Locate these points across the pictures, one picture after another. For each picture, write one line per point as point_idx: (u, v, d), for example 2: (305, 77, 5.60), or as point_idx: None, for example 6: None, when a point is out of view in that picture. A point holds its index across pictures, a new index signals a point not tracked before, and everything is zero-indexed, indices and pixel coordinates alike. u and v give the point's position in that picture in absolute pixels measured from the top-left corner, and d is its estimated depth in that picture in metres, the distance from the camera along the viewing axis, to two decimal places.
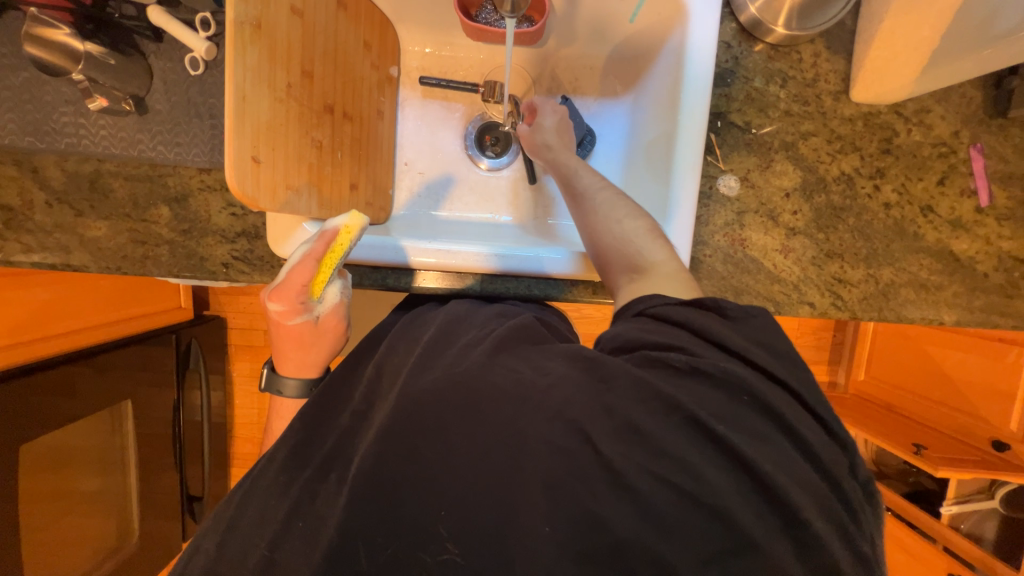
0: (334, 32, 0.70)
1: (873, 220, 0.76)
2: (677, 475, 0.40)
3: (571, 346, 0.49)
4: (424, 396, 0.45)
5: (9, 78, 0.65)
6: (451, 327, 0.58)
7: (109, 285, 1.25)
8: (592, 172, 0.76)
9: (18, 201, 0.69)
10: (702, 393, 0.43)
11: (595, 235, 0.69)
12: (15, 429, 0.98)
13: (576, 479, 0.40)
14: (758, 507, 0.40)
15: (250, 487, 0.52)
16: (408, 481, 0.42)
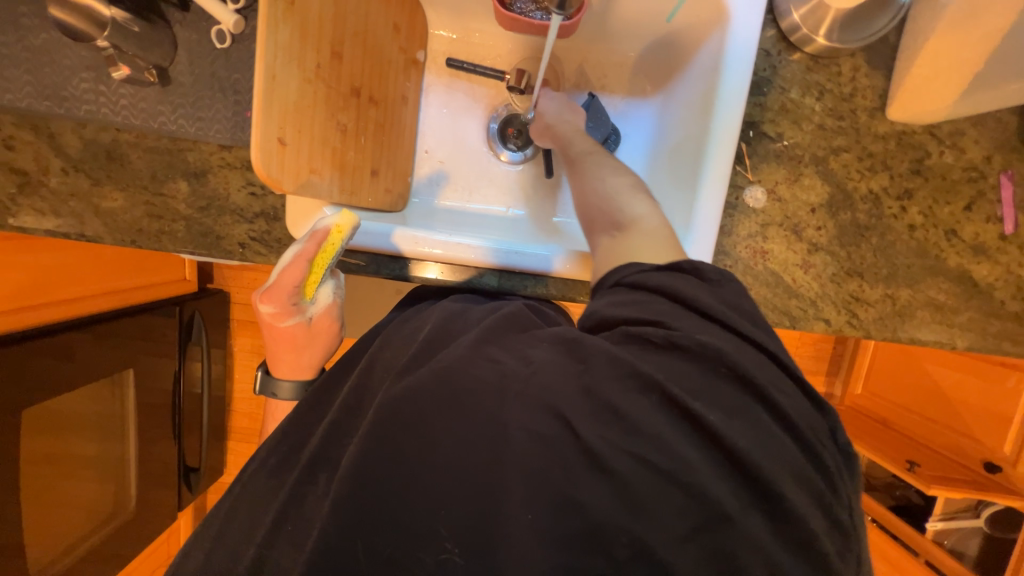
0: (365, 12, 0.68)
1: (896, 241, 0.76)
2: (656, 459, 0.39)
3: (556, 329, 0.50)
4: (407, 390, 0.45)
5: (31, 39, 0.63)
6: (445, 320, 0.57)
7: (114, 254, 1.24)
8: (589, 138, 0.77)
9: (33, 166, 0.67)
10: (674, 368, 0.44)
11: (584, 196, 0.71)
12: (18, 393, 0.98)
13: (555, 464, 0.40)
14: (738, 498, 0.40)
15: (246, 482, 0.54)
16: (395, 477, 0.42)
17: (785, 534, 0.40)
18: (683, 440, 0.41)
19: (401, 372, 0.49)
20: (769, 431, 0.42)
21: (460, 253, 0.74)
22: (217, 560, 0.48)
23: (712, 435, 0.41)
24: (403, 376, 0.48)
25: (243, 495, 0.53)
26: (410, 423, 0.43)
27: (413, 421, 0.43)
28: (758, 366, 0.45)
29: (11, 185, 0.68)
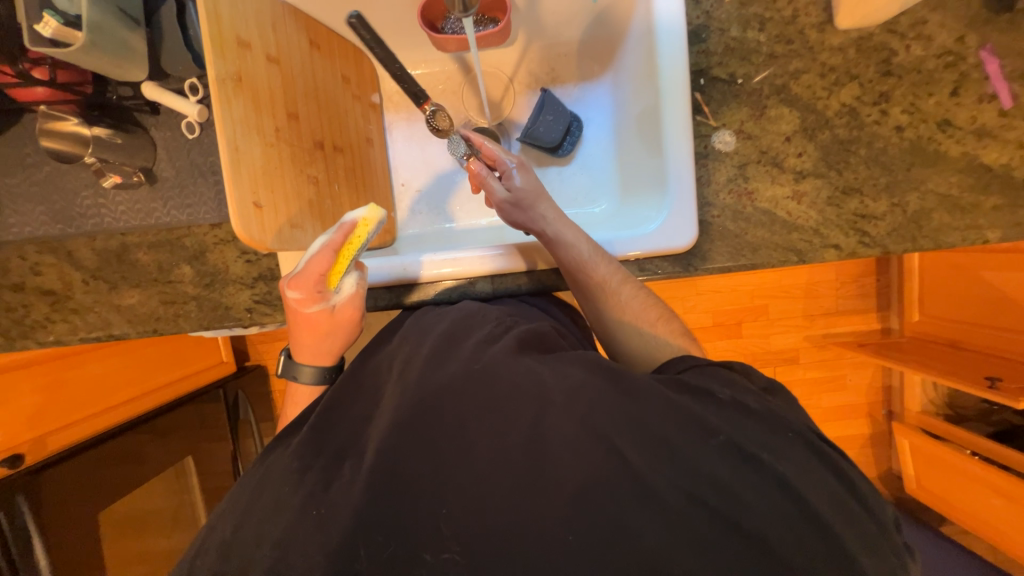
0: (311, 72, 0.74)
1: (887, 146, 0.72)
2: (698, 481, 0.43)
3: (587, 353, 0.51)
4: (443, 388, 0.48)
5: (35, 174, 0.71)
6: (464, 318, 0.61)
7: (153, 352, 1.30)
8: (608, 262, 0.69)
9: (59, 284, 0.75)
10: (743, 424, 0.47)
11: (610, 333, 0.70)
12: (79, 499, 1.04)
13: (601, 485, 0.42)
14: (768, 500, 0.42)
15: (264, 474, 0.51)
16: (420, 477, 0.45)
17: (808, 531, 0.42)
18: (721, 461, 0.43)
19: (424, 371, 0.51)
20: (804, 462, 0.45)
21: (452, 267, 0.77)
22: (244, 546, 0.46)
23: (746, 450, 0.44)
24: (432, 377, 0.50)
25: (264, 483, 0.50)
26: (449, 436, 0.46)
27: (451, 434, 0.46)
28: (786, 414, 0.49)
29: (44, 305, 0.75)
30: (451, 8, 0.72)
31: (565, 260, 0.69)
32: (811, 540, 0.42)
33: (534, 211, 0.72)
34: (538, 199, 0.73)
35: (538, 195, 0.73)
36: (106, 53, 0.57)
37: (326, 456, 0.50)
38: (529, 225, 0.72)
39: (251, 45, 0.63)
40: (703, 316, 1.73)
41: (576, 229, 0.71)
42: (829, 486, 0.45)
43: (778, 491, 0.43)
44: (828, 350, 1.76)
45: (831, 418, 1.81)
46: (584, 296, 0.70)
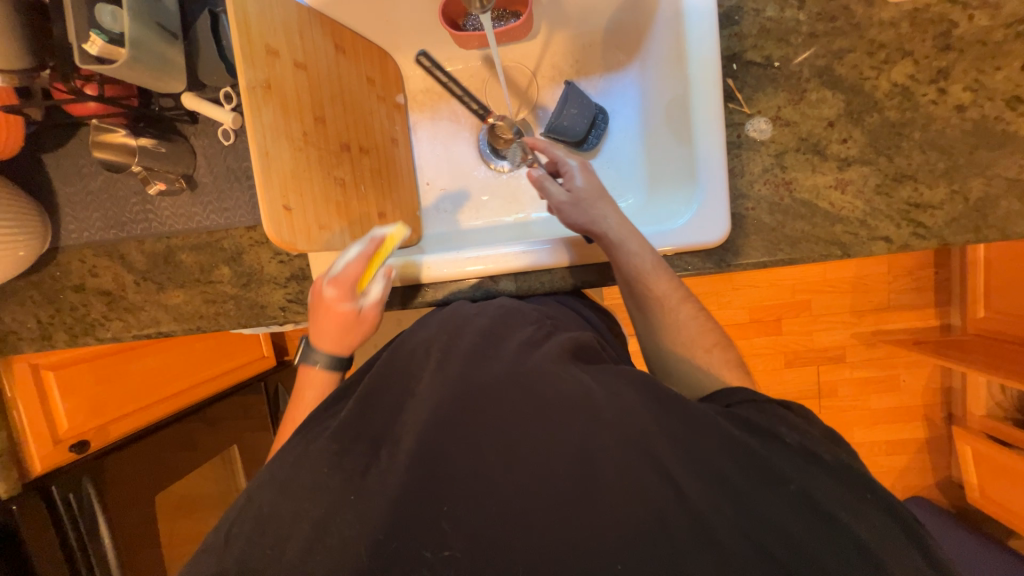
0: (337, 76, 0.75)
1: (946, 128, 0.66)
2: (723, 496, 0.45)
3: (636, 368, 0.53)
4: (487, 391, 0.50)
5: (91, 183, 0.76)
6: (501, 317, 0.62)
7: (202, 347, 1.34)
8: (668, 277, 0.67)
9: (113, 285, 0.81)
10: (786, 455, 0.48)
11: (652, 350, 0.70)
12: (136, 482, 1.13)
13: (632, 496, 0.45)
14: (778, 502, 0.45)
15: (299, 452, 0.53)
16: (457, 474, 0.47)
17: (817, 531, 0.44)
18: (732, 464, 0.46)
19: (464, 368, 0.52)
20: (835, 489, 0.47)
21: (474, 266, 0.76)
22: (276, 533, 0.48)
23: (758, 456, 0.47)
24: (474, 377, 0.51)
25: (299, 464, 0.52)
26: (490, 438, 0.48)
27: (491, 435, 0.48)
28: (812, 438, 0.50)
29: (102, 304, 0.81)
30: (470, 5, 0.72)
31: (629, 271, 0.67)
32: (813, 541, 0.44)
33: (598, 215, 0.69)
34: (606, 206, 0.71)
35: (608, 201, 0.71)
36: (147, 67, 0.60)
37: (362, 444, 0.51)
38: (598, 231, 0.69)
39: (279, 51, 0.64)
40: (740, 312, 1.66)
41: (643, 239, 0.69)
42: (839, 490, 0.47)
43: (783, 491, 0.45)
44: (878, 349, 1.65)
45: (882, 420, 1.69)
46: (639, 306, 0.69)
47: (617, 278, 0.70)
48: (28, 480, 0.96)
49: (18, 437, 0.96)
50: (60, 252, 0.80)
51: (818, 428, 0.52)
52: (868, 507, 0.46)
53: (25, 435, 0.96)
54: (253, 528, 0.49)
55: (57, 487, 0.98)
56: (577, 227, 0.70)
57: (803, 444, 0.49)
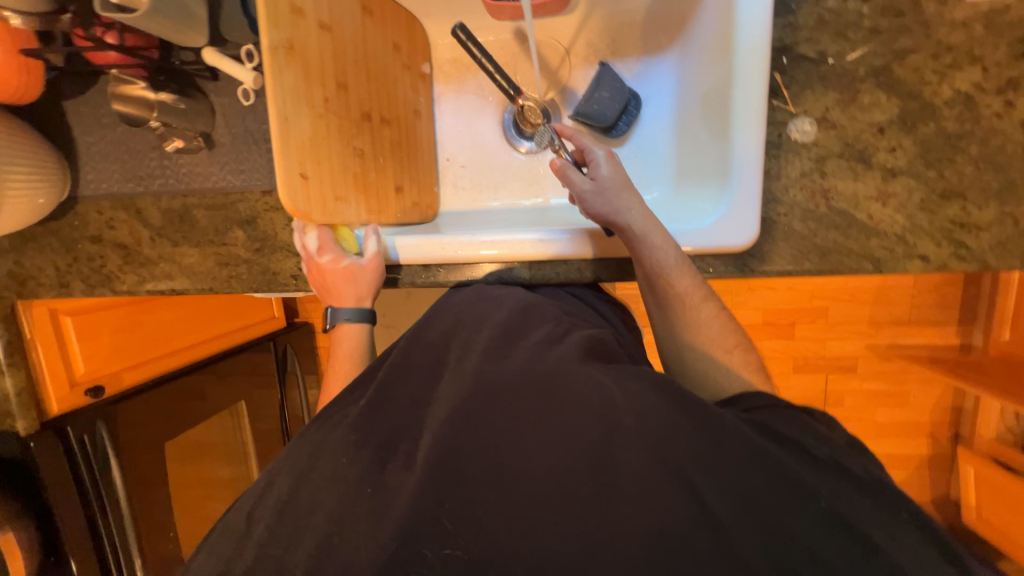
0: (362, 40, 0.72)
1: (1008, 144, 0.61)
2: (747, 506, 0.44)
3: (656, 372, 0.54)
4: (506, 385, 0.52)
5: (109, 134, 0.75)
6: (522, 316, 0.65)
7: (213, 304, 1.37)
8: (691, 274, 0.66)
9: (129, 239, 0.81)
10: (812, 472, 0.47)
11: (669, 350, 0.69)
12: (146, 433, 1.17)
13: (648, 495, 0.44)
14: (803, 515, 0.43)
15: (317, 448, 0.56)
16: (472, 467, 0.47)
17: (845, 549, 0.42)
18: (755, 473, 0.45)
19: (483, 365, 0.56)
20: (862, 507, 0.45)
21: (486, 250, 0.74)
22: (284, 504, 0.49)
23: (784, 466, 0.46)
24: (494, 373, 0.54)
25: (319, 455, 0.55)
26: (506, 430, 0.49)
27: (507, 428, 0.49)
28: (839, 454, 0.49)
29: (118, 257, 0.82)
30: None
31: (651, 267, 0.66)
32: (840, 561, 0.42)
33: (626, 205, 0.66)
34: (632, 197, 0.67)
35: (635, 193, 0.68)
36: (169, 19, 0.58)
37: (381, 436, 0.54)
38: (621, 224, 0.66)
39: (304, 11, 0.61)
40: (754, 313, 1.63)
41: (669, 236, 0.67)
42: (861, 500, 0.46)
43: (809, 505, 0.44)
44: (893, 363, 1.61)
45: (886, 434, 1.67)
46: (659, 304, 0.68)
47: (637, 273, 0.68)
48: (45, 420, 1.00)
49: (36, 379, 0.98)
50: (78, 202, 0.80)
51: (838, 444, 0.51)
52: (894, 522, 0.45)
53: (44, 376, 0.99)
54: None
55: (71, 427, 1.01)
56: (601, 216, 0.67)
57: (826, 454, 0.48)
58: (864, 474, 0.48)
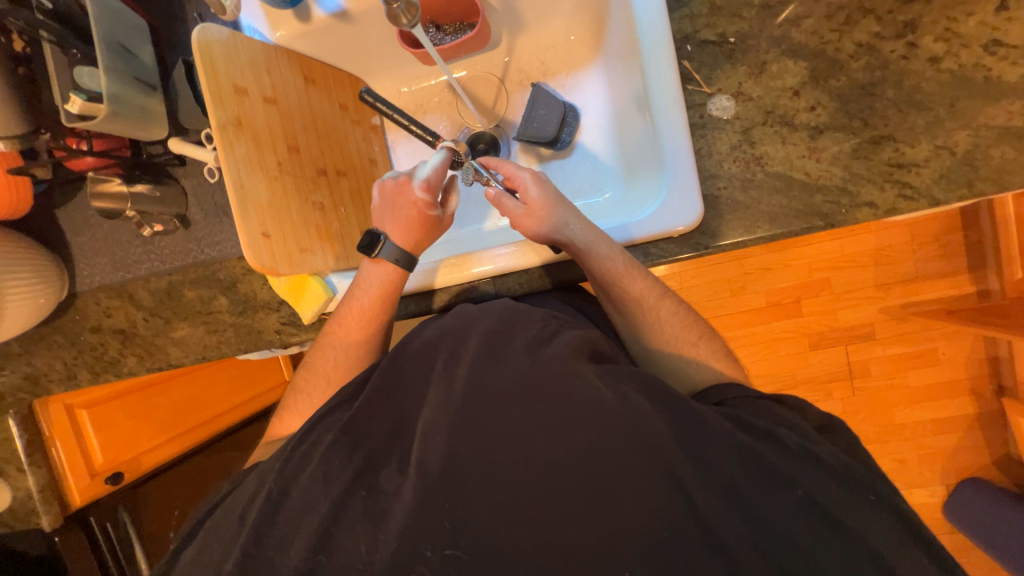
0: (309, 106, 0.79)
1: (922, 83, 0.63)
2: (722, 489, 0.47)
3: (648, 374, 0.55)
4: (495, 397, 0.52)
5: (98, 231, 0.83)
6: (509, 315, 0.62)
7: (225, 377, 1.37)
8: (644, 275, 0.69)
9: (126, 323, 0.87)
10: (802, 465, 0.49)
11: (640, 343, 0.71)
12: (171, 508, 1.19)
13: (639, 493, 0.46)
14: (784, 504, 0.47)
15: (287, 467, 0.56)
16: (467, 483, 0.48)
17: (822, 534, 0.46)
18: (740, 468, 0.48)
19: (475, 370, 0.54)
20: (841, 492, 0.48)
21: (456, 274, 0.78)
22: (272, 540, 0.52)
23: (766, 461, 0.48)
24: (486, 377, 0.53)
25: (300, 471, 0.55)
26: (501, 437, 0.50)
27: (502, 434, 0.50)
28: (832, 453, 0.51)
29: (117, 342, 0.87)
30: (397, 25, 0.70)
31: (603, 276, 0.69)
32: (815, 541, 0.46)
33: (565, 222, 0.70)
34: (569, 212, 0.70)
35: (573, 209, 0.71)
36: (128, 119, 0.65)
37: (379, 439, 0.55)
38: (563, 241, 0.70)
39: (248, 90, 0.69)
40: (754, 296, 1.60)
41: (614, 243, 0.70)
42: (842, 489, 0.48)
43: (791, 494, 0.47)
44: (910, 322, 1.55)
45: (924, 399, 1.57)
46: (619, 308, 0.71)
47: (591, 283, 0.71)
48: (70, 513, 1.02)
49: (58, 473, 1.02)
50: (77, 297, 0.87)
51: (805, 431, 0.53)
52: (870, 508, 0.48)
53: (65, 471, 1.03)
54: (252, 538, 0.52)
55: (93, 515, 1.05)
56: (541, 237, 0.71)
57: (798, 443, 0.51)
58: (838, 462, 0.50)
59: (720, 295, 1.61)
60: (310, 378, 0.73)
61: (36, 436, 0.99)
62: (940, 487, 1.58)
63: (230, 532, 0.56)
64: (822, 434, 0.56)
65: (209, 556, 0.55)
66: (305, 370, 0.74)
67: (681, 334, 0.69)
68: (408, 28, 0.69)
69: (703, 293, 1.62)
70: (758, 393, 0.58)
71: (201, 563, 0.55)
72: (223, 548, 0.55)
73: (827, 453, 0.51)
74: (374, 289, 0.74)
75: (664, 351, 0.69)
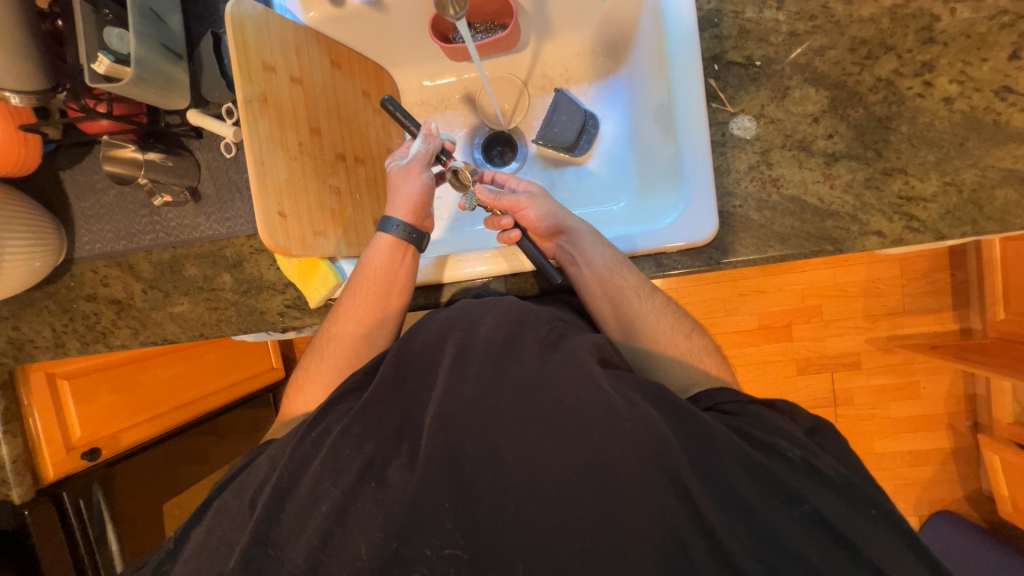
0: (333, 89, 0.79)
1: (935, 121, 0.66)
2: (729, 500, 0.48)
3: (658, 385, 0.56)
4: (507, 398, 0.53)
5: (104, 198, 0.81)
6: (520, 315, 0.63)
7: (211, 358, 1.33)
8: (635, 271, 0.70)
9: (122, 294, 0.85)
10: (812, 488, 0.50)
11: (643, 345, 0.69)
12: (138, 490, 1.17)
13: (650, 503, 0.47)
14: (795, 523, 0.48)
15: (295, 453, 0.56)
16: (480, 480, 0.50)
17: (828, 553, 0.47)
18: (749, 481, 0.49)
19: (487, 365, 0.56)
20: (850, 513, 0.49)
21: (459, 270, 0.79)
22: (279, 522, 0.52)
23: (778, 480, 0.49)
24: (498, 373, 0.55)
25: (310, 453, 0.55)
26: (510, 436, 0.51)
27: (513, 433, 0.51)
28: (838, 468, 0.52)
29: (111, 313, 0.85)
30: (444, 14, 0.73)
31: (595, 267, 0.71)
32: (819, 557, 0.46)
33: (560, 212, 0.74)
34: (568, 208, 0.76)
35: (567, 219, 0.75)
36: (152, 85, 0.64)
37: (387, 431, 0.55)
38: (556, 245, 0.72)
39: (276, 68, 0.68)
40: (748, 319, 1.63)
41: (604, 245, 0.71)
42: (847, 509, 0.49)
43: (799, 511, 0.48)
44: (894, 354, 1.59)
45: (904, 430, 1.61)
46: (611, 304, 0.70)
47: (583, 277, 0.72)
48: (42, 486, 0.99)
49: (32, 444, 0.98)
50: (75, 263, 0.84)
51: (800, 441, 0.54)
52: (870, 524, 0.49)
53: (41, 443, 0.99)
54: (262, 520, 0.52)
55: (66, 492, 1.01)
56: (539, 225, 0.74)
57: (799, 456, 0.51)
58: (839, 477, 0.51)
59: (715, 314, 1.64)
60: (320, 362, 0.72)
61: (14, 405, 0.95)
62: (913, 517, 1.62)
63: (240, 515, 0.55)
64: (812, 436, 0.58)
65: (218, 539, 0.54)
66: (313, 354, 0.73)
67: (685, 351, 0.68)
68: (454, 18, 0.73)
69: (699, 310, 1.64)
70: (754, 400, 0.59)
71: (210, 546, 0.54)
72: (229, 529, 0.54)
73: (828, 466, 0.51)
74: (382, 258, 0.73)
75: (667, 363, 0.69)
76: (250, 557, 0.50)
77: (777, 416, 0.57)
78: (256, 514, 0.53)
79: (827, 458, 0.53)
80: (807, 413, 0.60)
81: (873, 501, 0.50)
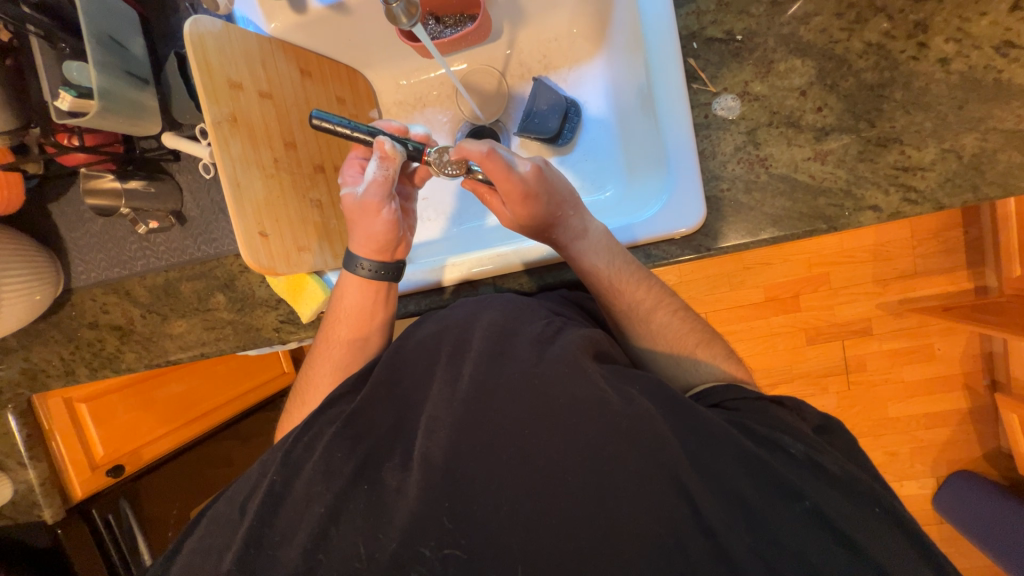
0: (304, 98, 0.77)
1: (931, 84, 0.62)
2: (723, 494, 0.48)
3: (655, 378, 0.55)
4: (498, 406, 0.53)
5: (94, 226, 0.81)
6: (514, 311, 0.63)
7: (223, 369, 1.36)
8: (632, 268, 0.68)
9: (123, 320, 0.86)
10: (811, 482, 0.49)
11: (638, 341, 0.69)
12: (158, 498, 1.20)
13: (646, 500, 0.48)
14: (792, 516, 0.48)
15: (288, 463, 0.57)
16: (472, 488, 0.50)
17: (829, 549, 0.47)
18: (745, 477, 0.49)
19: (477, 368, 0.56)
20: (847, 506, 0.49)
21: (453, 274, 0.78)
22: (278, 533, 0.54)
23: (766, 466, 0.49)
24: (489, 376, 0.55)
25: (304, 463, 0.57)
26: (504, 439, 0.51)
27: (508, 434, 0.51)
28: (841, 463, 0.52)
29: (114, 338, 0.87)
30: (397, 24, 0.70)
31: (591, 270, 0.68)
32: (818, 552, 0.46)
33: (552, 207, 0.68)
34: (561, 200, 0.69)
35: (567, 203, 0.69)
36: (121, 115, 0.64)
37: (378, 441, 0.56)
38: (551, 240, 0.70)
39: (243, 85, 0.67)
40: (753, 291, 1.60)
41: (603, 251, 0.68)
42: (850, 506, 0.49)
43: (799, 506, 0.48)
44: (906, 318, 1.55)
45: (918, 393, 1.59)
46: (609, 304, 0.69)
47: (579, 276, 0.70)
48: (70, 506, 1.03)
49: (58, 467, 1.02)
50: (73, 293, 0.86)
51: (796, 434, 0.53)
52: (872, 520, 0.49)
53: (66, 465, 1.03)
54: (260, 531, 0.54)
55: (97, 508, 1.06)
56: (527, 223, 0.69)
57: (803, 452, 0.51)
58: (845, 474, 0.51)
59: (720, 289, 1.61)
60: (315, 375, 0.72)
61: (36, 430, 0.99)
62: (930, 479, 1.61)
63: (238, 523, 0.57)
64: (822, 435, 0.58)
65: (218, 549, 0.56)
66: (307, 370, 0.74)
67: (679, 343, 0.68)
68: (407, 27, 0.70)
69: (703, 286, 1.61)
70: (762, 396, 0.58)
71: (210, 556, 0.56)
72: (228, 539, 0.56)
73: (832, 463, 0.52)
74: (356, 294, 0.74)
75: (661, 356, 0.68)
76: (251, 566, 0.52)
77: (770, 408, 0.56)
78: (249, 520, 0.55)
79: (830, 454, 0.53)
80: (815, 410, 0.60)
81: (876, 495, 0.50)
